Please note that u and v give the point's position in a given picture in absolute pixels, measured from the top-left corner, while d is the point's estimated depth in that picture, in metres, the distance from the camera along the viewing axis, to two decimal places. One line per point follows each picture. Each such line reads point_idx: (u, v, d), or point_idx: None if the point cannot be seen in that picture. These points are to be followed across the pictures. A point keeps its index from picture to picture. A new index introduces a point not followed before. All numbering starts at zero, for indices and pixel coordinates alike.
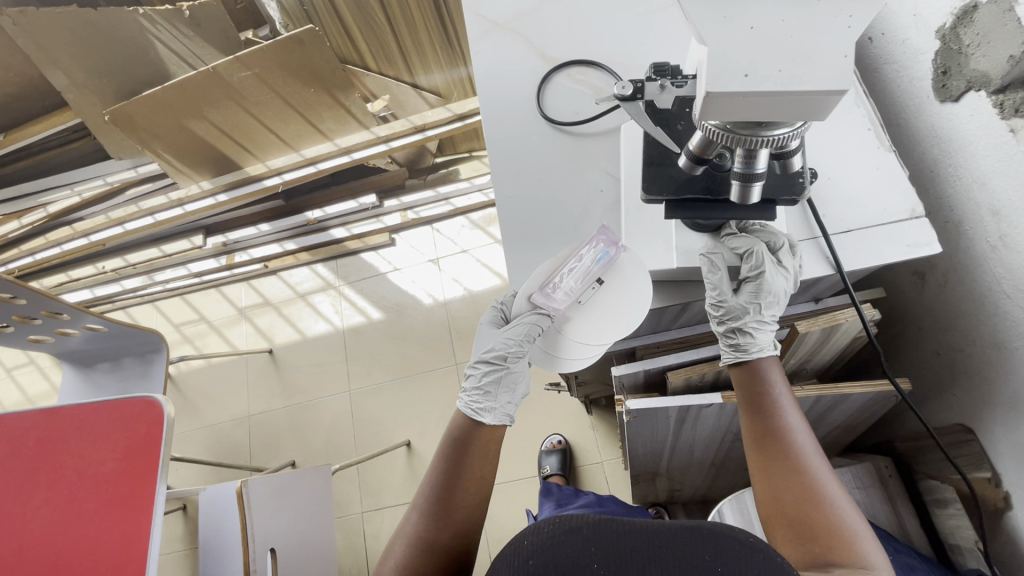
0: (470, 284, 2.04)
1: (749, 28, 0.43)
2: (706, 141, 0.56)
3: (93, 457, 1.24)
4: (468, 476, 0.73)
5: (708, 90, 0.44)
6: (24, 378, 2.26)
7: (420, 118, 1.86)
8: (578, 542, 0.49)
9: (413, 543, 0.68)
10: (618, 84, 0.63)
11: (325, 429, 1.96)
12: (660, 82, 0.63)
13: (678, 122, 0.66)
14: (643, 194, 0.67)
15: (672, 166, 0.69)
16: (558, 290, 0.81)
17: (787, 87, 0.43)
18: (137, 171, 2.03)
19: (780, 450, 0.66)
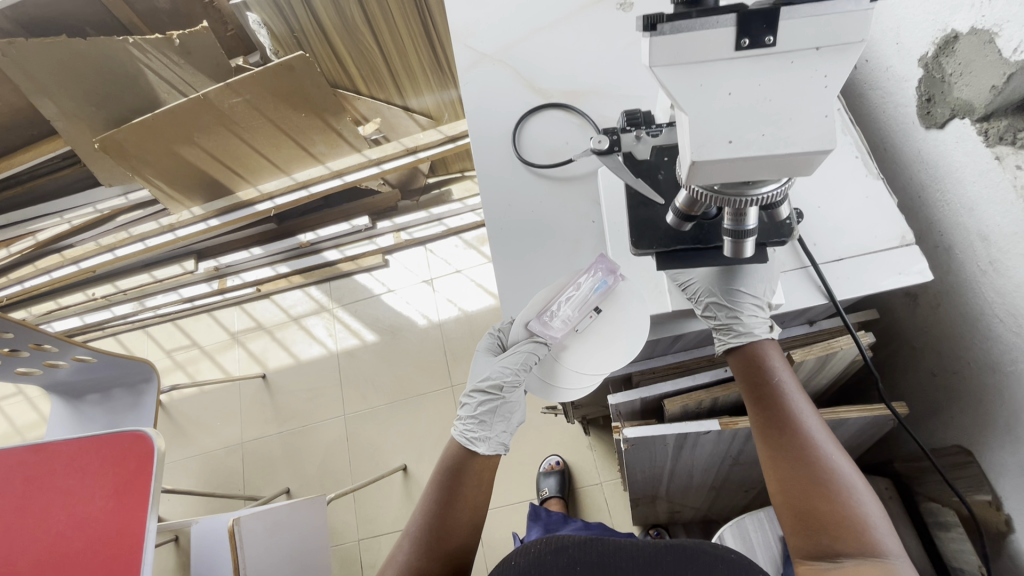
0: (465, 304, 2.03)
1: (727, 94, 0.43)
2: (692, 200, 0.56)
3: (81, 494, 1.21)
4: (461, 507, 0.73)
5: (693, 160, 0.44)
6: (12, 409, 2.22)
7: (412, 140, 1.87)
8: (566, 561, 0.52)
9: (403, 571, 0.68)
10: (594, 139, 0.62)
11: (320, 454, 1.93)
12: (636, 133, 0.64)
13: (658, 171, 0.67)
14: (633, 247, 0.66)
15: (656, 213, 0.68)
16: (556, 318, 0.83)
17: (772, 151, 0.43)
18: (127, 198, 2.02)
19: (790, 443, 0.66)
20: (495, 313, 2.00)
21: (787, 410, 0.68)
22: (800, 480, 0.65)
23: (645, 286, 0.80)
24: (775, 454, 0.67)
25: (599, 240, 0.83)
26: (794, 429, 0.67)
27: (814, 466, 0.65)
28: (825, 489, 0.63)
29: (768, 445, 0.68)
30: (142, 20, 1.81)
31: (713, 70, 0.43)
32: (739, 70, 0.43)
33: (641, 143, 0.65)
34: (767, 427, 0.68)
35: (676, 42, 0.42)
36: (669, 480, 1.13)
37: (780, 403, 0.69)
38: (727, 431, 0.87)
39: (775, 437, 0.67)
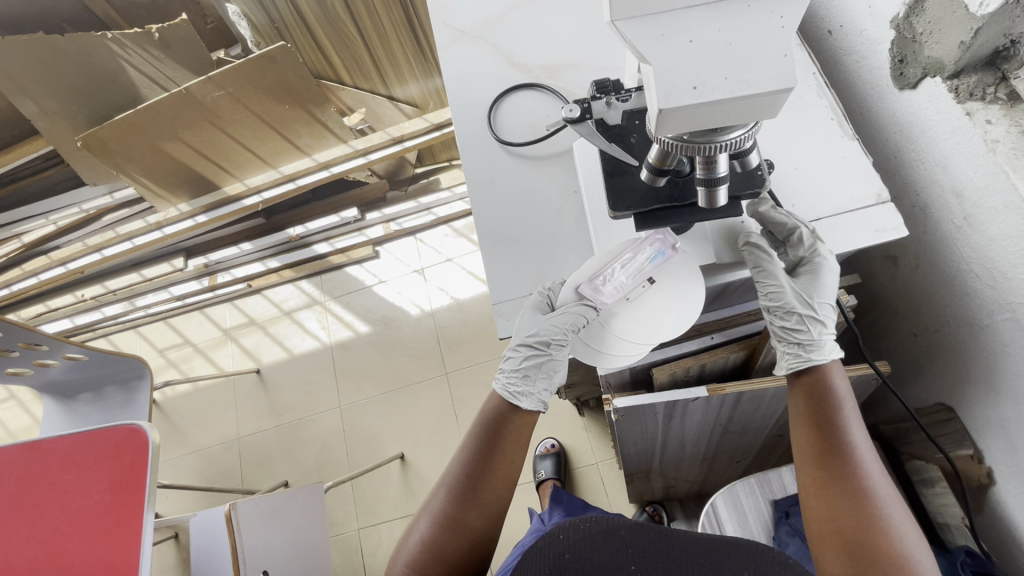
0: (457, 292, 2.04)
1: (689, 42, 0.44)
2: (664, 153, 0.57)
3: (77, 489, 1.21)
4: (498, 468, 0.74)
5: (661, 107, 0.44)
6: (6, 414, 2.20)
7: (398, 129, 1.86)
8: (617, 542, 0.53)
9: (441, 521, 0.72)
10: (565, 107, 0.64)
11: (317, 446, 1.94)
12: (606, 100, 0.65)
13: (631, 135, 0.67)
14: (611, 212, 0.66)
15: (632, 177, 0.68)
16: (608, 284, 0.75)
17: (736, 93, 0.44)
18: (113, 197, 2.00)
19: (846, 473, 0.66)
20: (487, 299, 2.00)
21: (836, 417, 0.68)
22: (839, 487, 0.65)
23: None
24: (818, 459, 0.68)
25: (579, 210, 0.82)
26: (841, 438, 0.67)
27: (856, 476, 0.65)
28: (863, 501, 0.64)
29: (812, 449, 0.69)
30: (120, 15, 1.79)
31: (673, 19, 0.44)
32: (701, 17, 0.44)
33: (612, 109, 0.66)
34: (814, 431, 0.68)
35: None
36: (662, 453, 1.14)
37: (830, 410, 0.69)
38: (715, 397, 0.88)
39: (820, 442, 0.68)
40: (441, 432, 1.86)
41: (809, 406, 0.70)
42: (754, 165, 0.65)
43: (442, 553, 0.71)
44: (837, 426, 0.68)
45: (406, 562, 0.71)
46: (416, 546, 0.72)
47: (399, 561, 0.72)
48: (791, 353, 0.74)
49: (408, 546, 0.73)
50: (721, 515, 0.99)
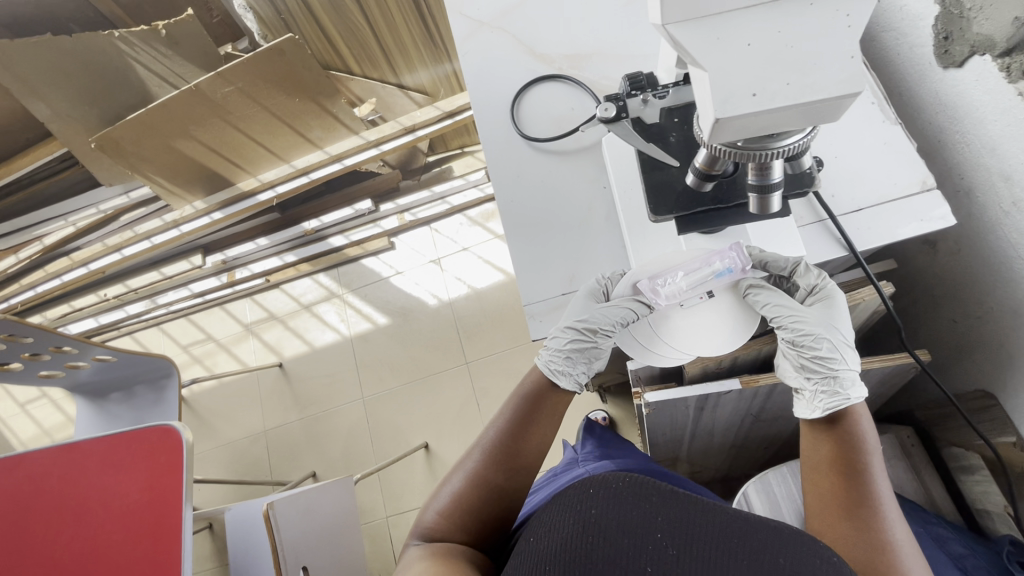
0: (474, 281, 2.03)
1: (746, 45, 0.43)
2: (712, 158, 0.56)
3: (116, 489, 1.24)
4: (536, 435, 0.73)
5: (718, 116, 0.43)
6: (39, 412, 2.27)
7: (409, 118, 1.84)
8: (648, 507, 0.55)
9: (472, 481, 0.71)
10: (601, 107, 0.62)
11: (342, 437, 1.97)
12: (644, 96, 0.64)
13: (671, 134, 0.66)
14: (652, 215, 0.66)
15: (669, 174, 0.67)
16: (669, 286, 0.73)
17: (797, 99, 0.42)
18: (129, 196, 2.01)
19: (866, 511, 0.59)
20: (504, 288, 2.00)
21: (863, 454, 0.63)
22: (859, 529, 0.58)
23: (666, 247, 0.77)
24: (837, 498, 0.62)
25: (609, 206, 0.81)
26: (867, 475, 0.61)
27: (880, 520, 0.59)
28: (886, 548, 0.56)
29: (830, 488, 0.62)
30: (126, 12, 1.77)
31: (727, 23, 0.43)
32: (756, 20, 0.42)
33: (648, 107, 0.65)
34: (836, 469, 0.63)
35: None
36: (690, 441, 1.14)
37: (857, 451, 0.64)
38: (748, 390, 0.87)
39: (842, 480, 0.62)
40: (464, 421, 1.88)
41: (834, 445, 0.66)
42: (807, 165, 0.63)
43: (474, 507, 0.70)
44: (863, 463, 0.62)
45: (440, 511, 0.70)
46: (448, 499, 0.70)
47: (431, 509, 0.71)
48: (823, 393, 0.68)
49: (441, 497, 0.71)
50: (753, 504, 1.00)
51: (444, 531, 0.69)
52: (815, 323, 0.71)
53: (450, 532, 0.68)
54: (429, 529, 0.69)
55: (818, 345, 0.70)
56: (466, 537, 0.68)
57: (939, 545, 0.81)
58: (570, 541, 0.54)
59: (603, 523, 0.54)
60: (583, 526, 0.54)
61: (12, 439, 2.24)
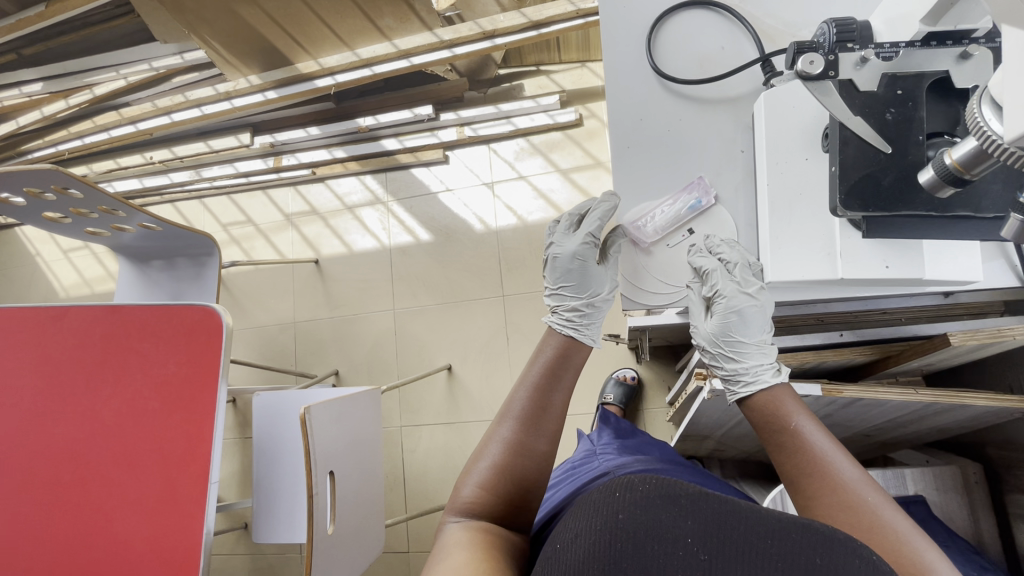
0: (524, 213, 1.93)
1: None
2: (976, 157, 0.41)
3: (155, 358, 1.26)
4: (564, 395, 0.74)
5: None
6: (80, 262, 2.32)
7: (490, 21, 1.66)
8: (677, 511, 0.47)
9: (511, 449, 0.69)
10: (806, 59, 0.56)
11: (369, 343, 1.98)
12: (862, 53, 0.55)
13: (887, 110, 0.55)
14: (842, 208, 0.56)
15: (855, 150, 0.56)
16: (653, 224, 0.74)
17: None
18: (183, 58, 1.90)
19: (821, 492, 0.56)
20: None
21: (789, 432, 0.61)
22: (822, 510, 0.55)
23: (810, 248, 0.65)
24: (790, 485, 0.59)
25: (744, 176, 0.72)
26: (802, 451, 0.59)
27: (837, 490, 0.55)
28: (855, 512, 0.54)
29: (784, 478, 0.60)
30: None
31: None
32: None
33: (865, 69, 0.56)
34: (775, 455, 0.61)
35: None
36: (732, 426, 1.10)
37: (781, 433, 0.61)
38: (826, 398, 0.80)
39: (784, 466, 0.60)
40: (491, 351, 1.87)
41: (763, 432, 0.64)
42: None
43: (511, 475, 0.68)
44: (792, 444, 0.60)
45: (477, 484, 0.68)
46: (485, 471, 0.68)
47: (468, 484, 0.68)
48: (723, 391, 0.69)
49: (476, 472, 0.69)
50: (788, 504, 0.97)
51: (484, 504, 0.67)
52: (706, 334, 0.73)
53: (489, 505, 0.67)
54: (468, 504, 0.66)
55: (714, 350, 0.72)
56: (505, 508, 0.67)
57: None
58: (597, 552, 0.46)
59: (630, 529, 0.46)
60: (607, 530, 0.47)
61: (55, 283, 2.31)
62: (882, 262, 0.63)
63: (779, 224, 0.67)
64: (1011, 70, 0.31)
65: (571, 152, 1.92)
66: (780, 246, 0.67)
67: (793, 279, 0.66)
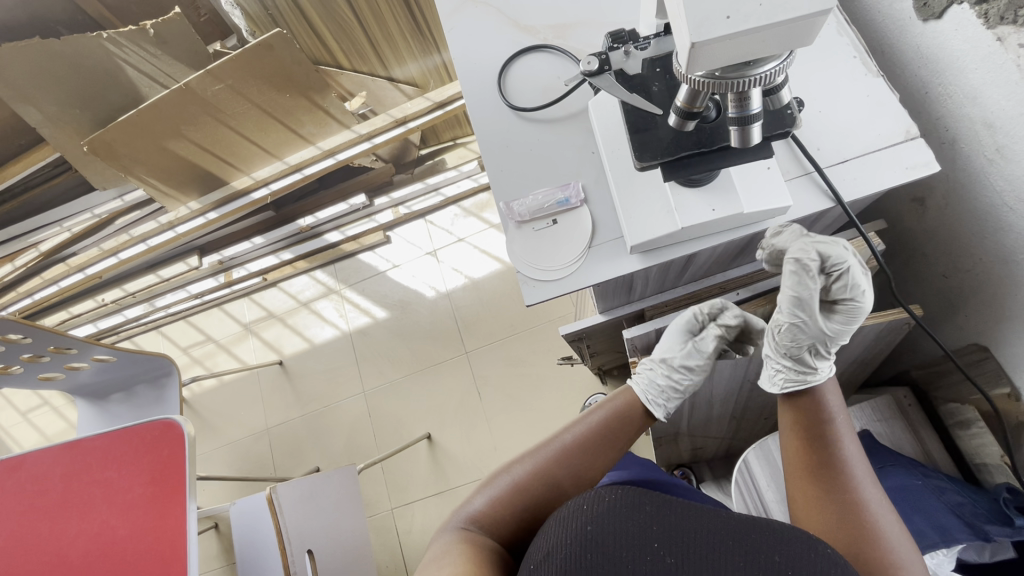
0: (470, 272, 2.03)
1: (726, 17, 0.38)
2: (693, 94, 0.50)
3: (119, 484, 1.25)
4: (610, 452, 0.72)
5: (693, 41, 0.38)
6: (41, 420, 2.27)
7: (400, 110, 1.85)
8: (642, 518, 0.52)
9: (537, 474, 0.69)
10: (582, 60, 0.57)
11: (345, 431, 1.97)
12: (623, 51, 0.58)
13: (654, 83, 0.59)
14: (637, 164, 0.59)
15: (643, 125, 0.60)
16: (522, 201, 0.75)
17: (772, 19, 0.38)
18: (123, 200, 2.02)
19: (836, 478, 0.64)
20: (501, 277, 2.00)
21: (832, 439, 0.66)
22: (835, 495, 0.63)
23: (651, 211, 0.70)
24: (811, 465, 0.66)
25: (598, 171, 0.75)
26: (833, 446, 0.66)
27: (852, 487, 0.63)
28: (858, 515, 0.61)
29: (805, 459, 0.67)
30: (113, 13, 1.69)
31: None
32: None
33: (630, 58, 0.59)
34: (806, 451, 0.67)
35: None
36: (690, 413, 1.15)
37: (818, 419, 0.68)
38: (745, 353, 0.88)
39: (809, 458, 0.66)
40: (466, 409, 1.89)
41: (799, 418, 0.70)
42: (786, 101, 0.57)
43: (531, 497, 0.68)
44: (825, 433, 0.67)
45: (494, 496, 0.67)
46: (506, 486, 0.68)
47: (484, 493, 0.68)
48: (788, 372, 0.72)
49: (496, 484, 0.69)
50: (754, 470, 1.01)
51: (493, 520, 0.66)
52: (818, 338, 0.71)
53: (501, 518, 0.66)
54: (478, 514, 0.66)
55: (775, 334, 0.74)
56: (512, 529, 0.66)
57: (940, 498, 0.80)
58: (570, 564, 0.51)
59: (600, 540, 0.51)
60: (580, 543, 0.51)
61: (15, 447, 2.25)
62: (709, 206, 0.68)
63: (630, 203, 0.71)
64: (676, 17, 0.41)
65: None
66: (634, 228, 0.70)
67: (652, 241, 0.69)
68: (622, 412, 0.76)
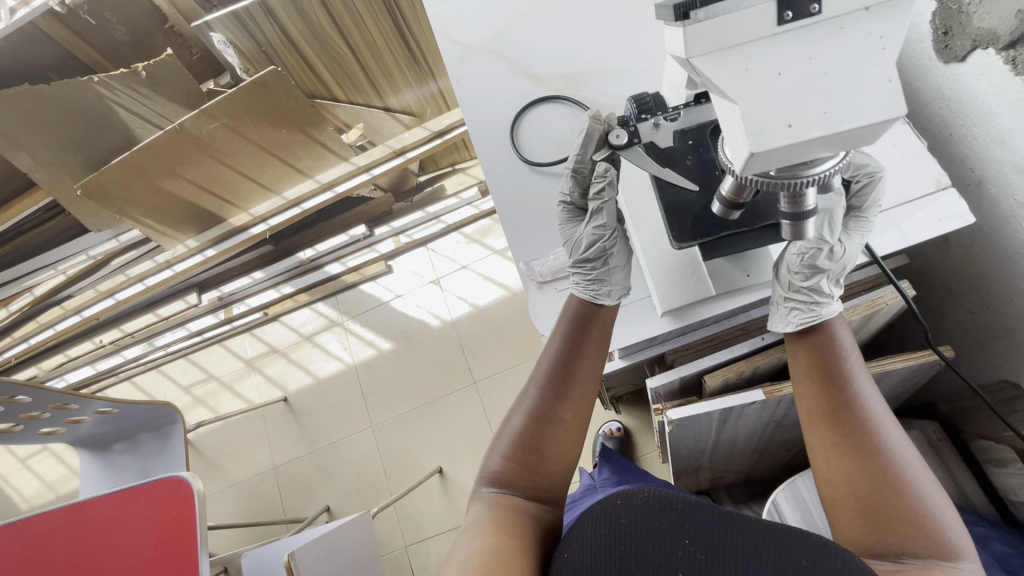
0: (475, 299, 2.00)
1: (789, 125, 0.42)
2: (739, 185, 0.55)
3: (128, 546, 1.21)
4: (591, 363, 0.72)
5: (753, 150, 0.42)
6: (42, 466, 2.22)
7: (398, 141, 1.83)
8: (673, 516, 0.55)
9: (532, 416, 0.71)
10: (612, 136, 0.67)
11: (354, 467, 1.93)
12: (652, 121, 0.67)
13: (685, 157, 0.68)
14: (674, 242, 0.68)
15: (676, 194, 0.69)
16: (543, 261, 0.79)
17: (838, 127, 0.42)
18: (118, 240, 1.99)
19: (852, 426, 0.64)
20: (507, 303, 1.97)
21: (842, 369, 0.67)
22: (854, 443, 0.63)
23: (682, 279, 0.74)
24: (825, 416, 0.65)
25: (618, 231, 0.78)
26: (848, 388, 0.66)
27: (868, 434, 0.63)
28: (876, 461, 0.61)
29: (818, 410, 0.66)
30: (105, 56, 1.66)
31: (758, 53, 0.43)
32: (791, 52, 0.42)
33: (661, 130, 0.68)
34: (828, 396, 0.66)
35: (713, 27, 0.43)
36: (713, 451, 1.13)
37: (830, 364, 0.68)
38: (771, 399, 0.86)
39: (830, 402, 0.66)
40: (477, 441, 1.85)
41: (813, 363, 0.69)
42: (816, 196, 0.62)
43: (536, 444, 0.70)
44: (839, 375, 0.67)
45: (504, 453, 0.70)
46: (510, 438, 0.71)
47: (495, 454, 0.71)
48: (796, 310, 0.71)
49: (503, 441, 0.72)
50: (784, 513, 0.99)
51: (510, 473, 0.69)
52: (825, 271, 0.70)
53: (514, 472, 0.69)
54: (496, 474, 0.69)
55: (783, 270, 0.72)
56: (530, 476, 0.69)
57: None
58: (603, 556, 0.55)
59: (632, 532, 0.55)
60: (614, 535, 0.56)
61: (16, 495, 2.20)
62: (744, 271, 0.75)
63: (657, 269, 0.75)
64: (731, 124, 0.46)
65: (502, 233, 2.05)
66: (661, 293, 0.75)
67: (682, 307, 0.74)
68: (589, 316, 0.74)
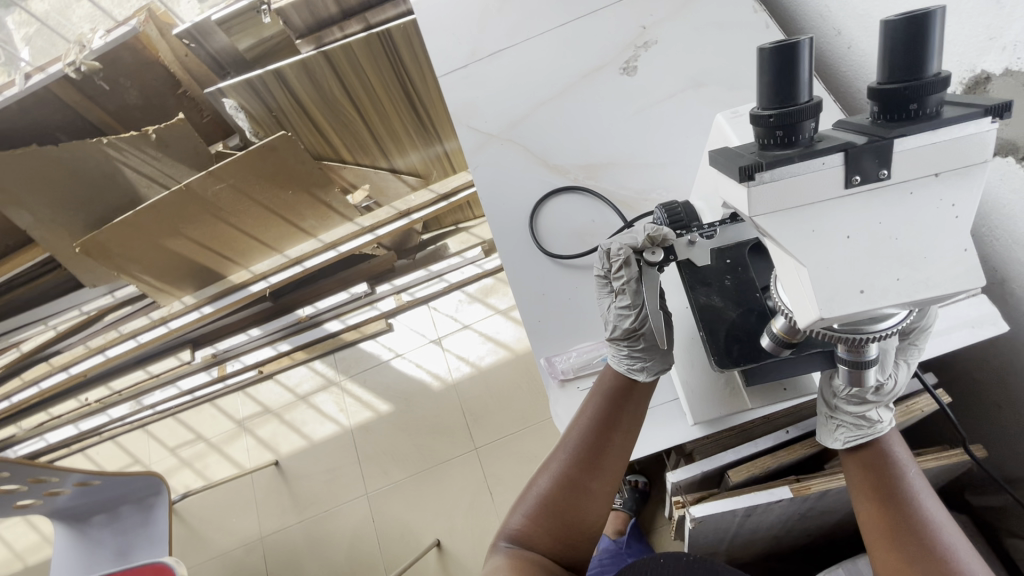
0: (476, 359, 1.97)
1: (860, 292, 0.46)
2: (792, 328, 0.61)
3: None
4: (623, 437, 0.72)
5: (824, 313, 0.47)
6: (12, 531, 2.09)
7: (404, 203, 1.83)
8: None
9: (559, 479, 0.71)
10: (648, 252, 0.70)
11: (347, 539, 1.83)
12: (689, 237, 0.70)
13: (725, 276, 0.75)
14: (717, 365, 0.73)
15: (716, 313, 0.75)
16: (568, 358, 0.85)
17: (913, 294, 0.45)
18: (114, 296, 1.96)
19: (918, 542, 0.63)
20: (509, 365, 1.94)
21: (901, 483, 0.68)
22: (925, 561, 0.62)
23: (716, 389, 0.80)
24: (890, 531, 0.65)
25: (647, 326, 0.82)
26: (910, 503, 0.66)
27: (939, 551, 0.62)
28: None
29: (883, 524, 0.66)
30: (116, 118, 1.68)
31: (826, 216, 0.48)
32: (856, 216, 0.48)
33: (695, 246, 0.71)
34: (889, 514, 0.66)
35: (777, 186, 0.48)
36: (734, 540, 1.08)
37: (889, 478, 0.69)
38: (799, 497, 0.82)
39: (892, 517, 0.66)
40: (477, 512, 1.77)
41: (867, 475, 0.70)
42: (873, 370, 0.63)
43: (560, 508, 0.70)
44: (899, 488, 0.67)
45: (527, 512, 0.71)
46: (535, 500, 0.71)
47: (518, 513, 0.71)
48: (843, 428, 0.73)
49: (527, 500, 0.72)
50: None
51: (529, 532, 0.69)
52: (881, 399, 0.71)
53: (536, 535, 0.69)
54: (516, 531, 0.70)
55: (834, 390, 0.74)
56: (550, 541, 0.68)
57: None
58: None
59: None
60: None
61: None
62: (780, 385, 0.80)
63: (692, 380, 0.82)
64: (796, 285, 0.50)
65: (506, 293, 2.04)
66: (694, 401, 0.81)
67: (715, 415, 0.80)
68: (618, 385, 0.76)
